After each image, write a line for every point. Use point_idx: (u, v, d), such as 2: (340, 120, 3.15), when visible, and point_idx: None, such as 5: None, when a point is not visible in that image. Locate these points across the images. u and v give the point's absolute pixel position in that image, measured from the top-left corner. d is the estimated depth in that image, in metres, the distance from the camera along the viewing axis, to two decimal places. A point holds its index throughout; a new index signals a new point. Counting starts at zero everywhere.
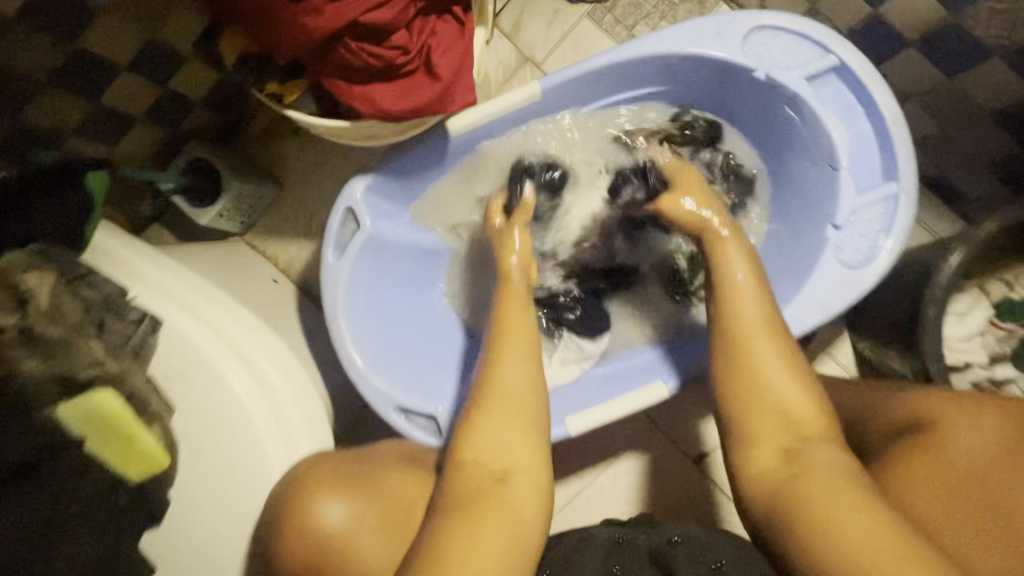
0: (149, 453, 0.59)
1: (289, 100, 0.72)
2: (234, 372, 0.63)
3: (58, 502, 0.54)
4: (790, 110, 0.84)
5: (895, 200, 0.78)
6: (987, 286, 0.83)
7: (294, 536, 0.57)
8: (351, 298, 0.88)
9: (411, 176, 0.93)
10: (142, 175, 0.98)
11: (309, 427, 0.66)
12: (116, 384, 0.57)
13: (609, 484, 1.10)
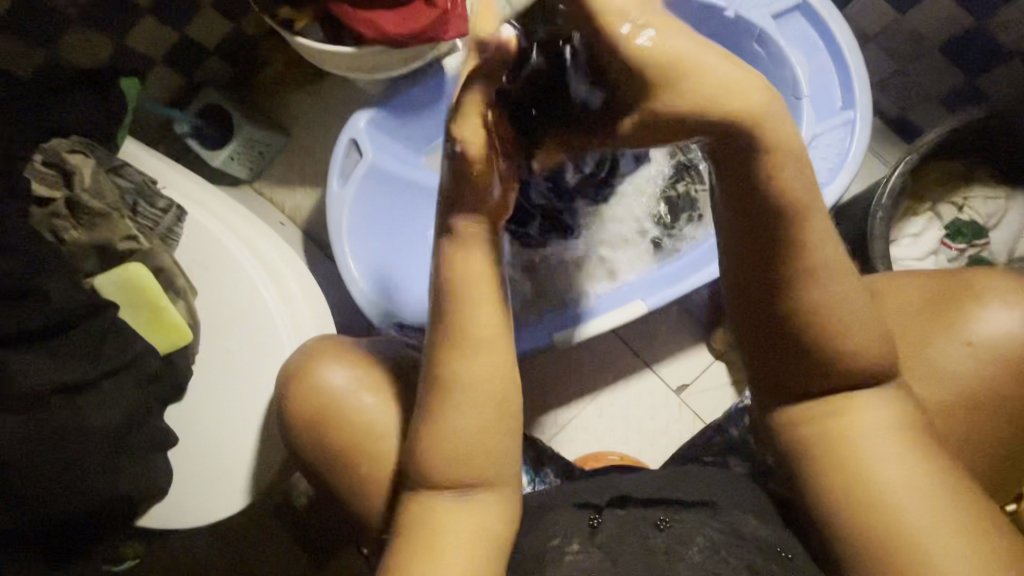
0: (175, 326, 0.66)
1: (299, 26, 0.80)
2: (250, 260, 0.70)
3: (95, 358, 0.60)
4: (757, 47, 0.91)
5: (852, 125, 0.86)
6: (939, 209, 0.90)
7: (301, 392, 0.63)
8: (353, 223, 0.95)
9: (409, 115, 1.01)
10: (161, 109, 1.08)
11: (316, 317, 0.72)
12: (148, 260, 0.65)
13: (596, 414, 1.16)
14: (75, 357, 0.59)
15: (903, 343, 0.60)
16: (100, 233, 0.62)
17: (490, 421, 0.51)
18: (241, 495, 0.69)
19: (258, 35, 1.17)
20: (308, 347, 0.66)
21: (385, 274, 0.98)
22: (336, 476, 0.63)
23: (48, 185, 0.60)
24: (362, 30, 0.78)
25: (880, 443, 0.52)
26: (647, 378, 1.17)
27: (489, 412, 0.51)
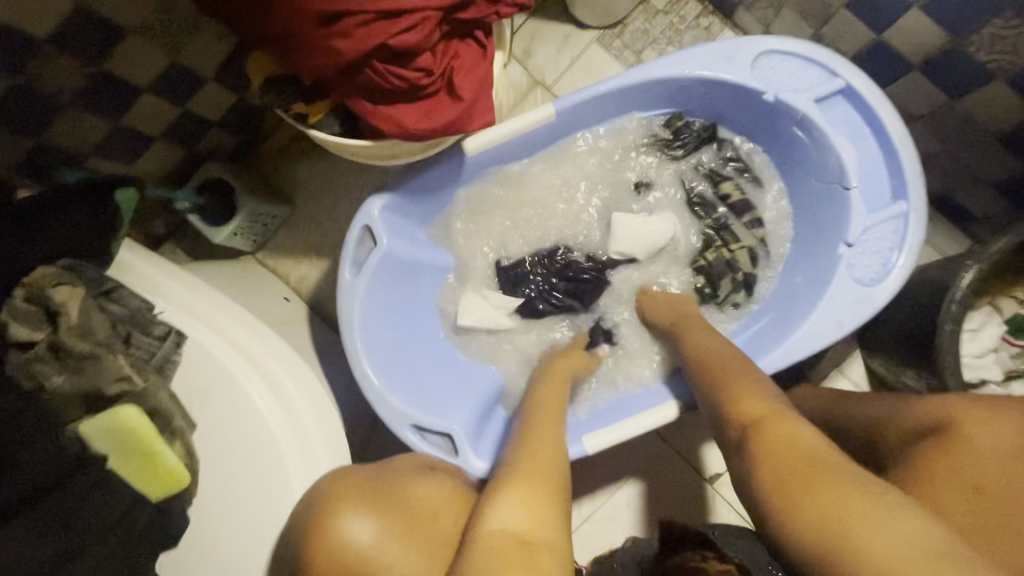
0: (171, 471, 0.57)
1: (314, 119, 0.74)
2: (256, 386, 0.63)
3: (73, 525, 0.52)
4: (799, 131, 0.86)
5: (905, 219, 0.80)
6: (1000, 303, 0.84)
7: (323, 550, 0.56)
8: (366, 314, 0.88)
9: (426, 195, 0.94)
10: (161, 192, 0.98)
11: (329, 445, 0.64)
12: (140, 401, 0.56)
13: (621, 505, 1.08)
14: (55, 526, 0.51)
15: (971, 497, 0.54)
16: (87, 377, 0.54)
17: (552, 474, 0.63)
18: None
19: (264, 105, 1.12)
20: (326, 490, 0.59)
21: (400, 366, 0.91)
22: None
23: (28, 324, 0.52)
24: (384, 127, 0.71)
25: None
26: (679, 466, 1.09)
27: (549, 468, 0.64)
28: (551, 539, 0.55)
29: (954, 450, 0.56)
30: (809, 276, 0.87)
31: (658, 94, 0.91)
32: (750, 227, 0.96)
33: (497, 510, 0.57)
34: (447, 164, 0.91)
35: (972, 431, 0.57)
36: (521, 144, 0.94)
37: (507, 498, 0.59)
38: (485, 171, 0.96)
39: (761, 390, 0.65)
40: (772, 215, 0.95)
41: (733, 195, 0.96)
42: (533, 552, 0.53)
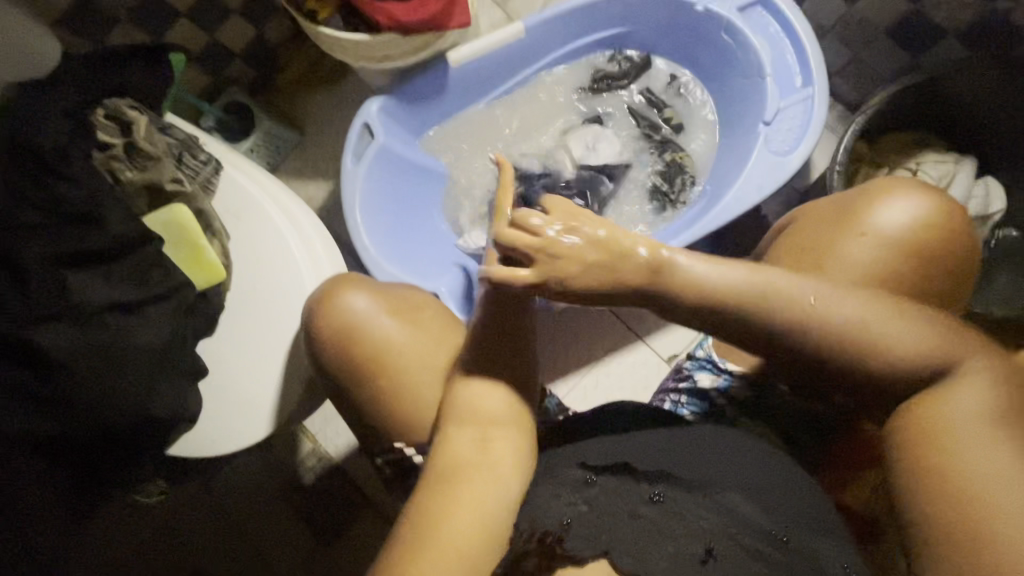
0: (210, 264, 0.74)
1: (321, 16, 0.92)
2: (277, 210, 0.79)
3: (139, 286, 0.67)
4: (726, 36, 1.04)
5: (811, 100, 0.96)
6: (898, 174, 0.99)
7: (328, 310, 0.70)
8: (365, 197, 1.04)
9: (416, 104, 1.11)
10: (194, 99, 1.19)
11: (334, 262, 0.80)
12: (190, 203, 0.73)
13: (592, 385, 1.23)
14: (126, 280, 0.66)
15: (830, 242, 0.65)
16: (151, 174, 0.70)
17: (511, 368, 0.63)
18: (267, 424, 0.76)
19: (278, 42, 1.29)
20: (332, 280, 0.73)
21: (393, 246, 1.06)
22: (361, 391, 0.70)
23: (110, 134, 0.69)
24: (381, 19, 0.89)
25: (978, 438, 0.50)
26: (640, 350, 1.24)
27: (505, 363, 0.63)
28: (504, 425, 0.62)
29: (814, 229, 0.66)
30: (737, 158, 1.03)
31: (611, 14, 1.10)
32: (688, 143, 1.12)
33: (464, 429, 0.62)
34: (434, 73, 1.08)
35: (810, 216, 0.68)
36: (497, 59, 1.11)
37: (470, 402, 0.62)
38: (466, 84, 1.13)
39: (746, 286, 0.55)
40: (703, 127, 1.12)
41: (674, 117, 1.13)
42: (488, 433, 0.61)
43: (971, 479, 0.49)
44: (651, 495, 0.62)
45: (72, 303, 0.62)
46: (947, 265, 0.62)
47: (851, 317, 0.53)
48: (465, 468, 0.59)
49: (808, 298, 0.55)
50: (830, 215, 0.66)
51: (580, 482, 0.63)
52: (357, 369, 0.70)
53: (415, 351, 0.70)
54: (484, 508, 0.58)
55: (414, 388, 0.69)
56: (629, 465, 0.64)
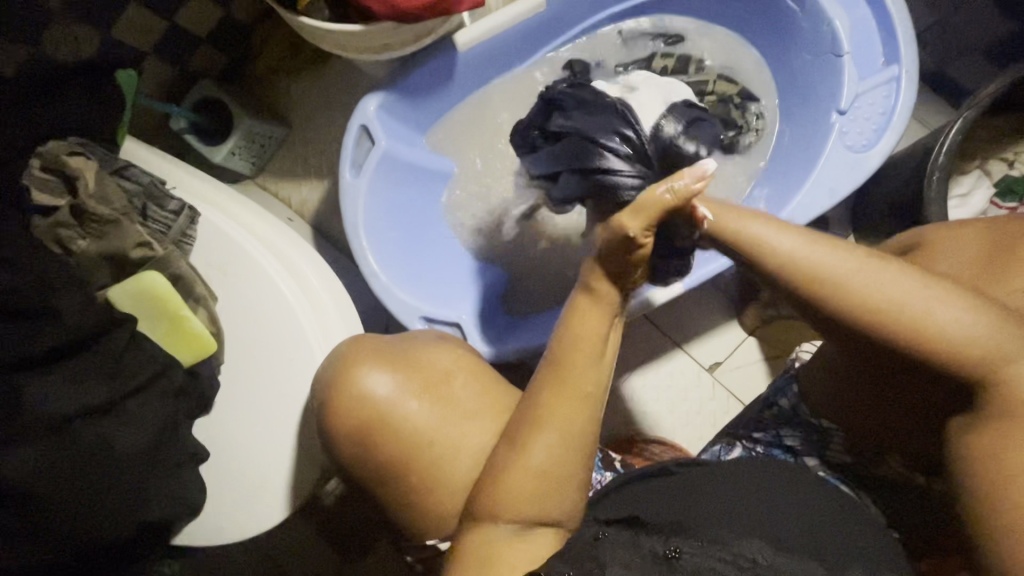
0: (198, 336, 0.61)
1: (302, 6, 0.75)
2: (268, 261, 0.66)
3: (114, 382, 0.55)
4: (793, 3, 0.87)
5: (897, 82, 0.79)
6: (989, 167, 0.85)
7: (344, 403, 0.57)
8: (368, 214, 0.89)
9: (417, 97, 0.94)
10: (158, 102, 1.00)
11: (343, 315, 0.67)
12: (163, 267, 0.60)
13: (627, 399, 1.13)
14: (98, 376, 0.54)
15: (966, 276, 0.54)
16: (110, 240, 0.57)
17: (564, 466, 0.53)
18: (281, 509, 0.66)
19: (251, 20, 1.09)
20: (337, 356, 0.60)
21: (403, 268, 0.92)
22: (383, 484, 0.59)
23: (51, 191, 0.56)
24: (374, 6, 0.72)
25: None
26: (679, 357, 1.14)
27: (562, 458, 0.53)
28: (551, 504, 0.54)
29: (927, 254, 0.57)
30: (801, 153, 0.88)
31: None
32: (706, 71, 0.97)
33: (516, 499, 0.53)
34: (440, 59, 0.91)
35: (944, 242, 0.57)
36: (510, 37, 0.94)
37: (513, 499, 0.53)
38: (478, 68, 0.96)
39: (800, 262, 0.49)
40: (717, 62, 0.97)
41: (671, 63, 0.97)
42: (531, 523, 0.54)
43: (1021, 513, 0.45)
44: (666, 552, 0.50)
45: (32, 417, 0.51)
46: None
47: (924, 307, 0.47)
48: (498, 547, 0.52)
49: (902, 299, 0.47)
50: (982, 249, 0.55)
51: (587, 540, 0.53)
52: (383, 463, 0.58)
53: (450, 443, 0.58)
54: (522, 558, 0.51)
55: (453, 478, 0.58)
56: (638, 518, 0.55)
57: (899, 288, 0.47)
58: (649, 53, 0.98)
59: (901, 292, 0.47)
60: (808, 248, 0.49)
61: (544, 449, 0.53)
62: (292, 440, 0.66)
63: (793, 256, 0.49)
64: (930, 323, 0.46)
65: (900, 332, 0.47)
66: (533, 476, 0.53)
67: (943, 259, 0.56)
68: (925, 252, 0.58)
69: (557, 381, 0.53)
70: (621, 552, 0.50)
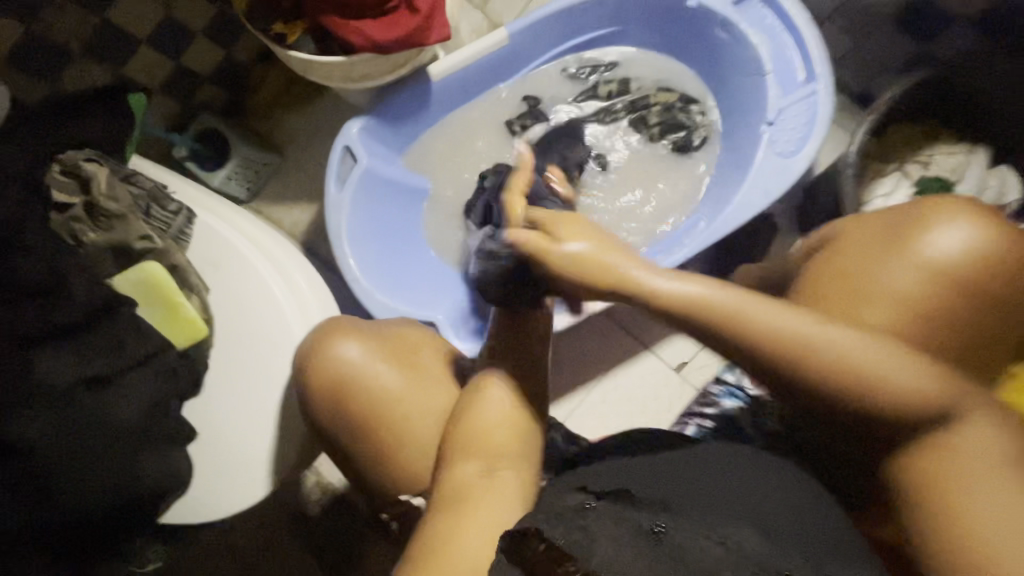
0: (190, 320, 0.69)
1: (291, 41, 0.87)
2: (255, 255, 0.74)
3: (114, 358, 0.62)
4: (722, 33, 0.98)
5: (815, 95, 0.89)
6: (908, 169, 0.95)
7: (323, 361, 0.65)
8: (351, 224, 0.98)
9: (396, 122, 1.05)
10: (163, 133, 1.12)
11: (322, 303, 0.75)
12: (162, 258, 0.68)
13: (600, 400, 1.19)
14: (99, 354, 0.61)
15: (871, 269, 0.58)
16: (117, 233, 0.66)
17: (515, 420, 0.59)
18: (264, 483, 0.71)
19: (248, 61, 1.22)
20: (322, 326, 0.68)
21: (384, 275, 1.01)
22: (355, 451, 0.65)
23: (68, 192, 0.64)
24: (353, 40, 0.84)
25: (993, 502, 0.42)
26: (648, 359, 1.20)
27: (513, 413, 0.60)
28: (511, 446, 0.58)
29: (836, 251, 0.61)
30: (739, 161, 0.99)
31: (593, 15, 1.05)
32: (646, 88, 1.09)
33: (482, 439, 0.58)
34: (415, 88, 1.02)
35: (848, 237, 0.62)
36: (475, 69, 1.06)
37: (477, 434, 0.58)
38: (449, 97, 1.08)
39: (718, 316, 0.48)
40: (655, 79, 1.09)
41: (615, 88, 1.09)
42: (495, 467, 0.57)
43: (991, 539, 0.42)
44: (652, 526, 0.49)
45: (41, 383, 0.58)
46: (1012, 298, 0.55)
47: (855, 356, 0.46)
48: (468, 492, 0.55)
49: (838, 354, 0.46)
50: (878, 234, 0.59)
51: (575, 508, 0.52)
52: (357, 422, 0.65)
53: (413, 405, 0.64)
54: (490, 501, 0.54)
55: (418, 442, 0.64)
56: (626, 492, 0.53)
57: (831, 339, 0.47)
58: (595, 83, 1.10)
59: (831, 342, 0.46)
60: (747, 303, 0.48)
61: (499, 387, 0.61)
62: (275, 419, 0.72)
63: (716, 310, 0.49)
64: (875, 379, 0.45)
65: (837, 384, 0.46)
66: (495, 415, 0.59)
67: (848, 249, 0.61)
68: (836, 249, 0.62)
69: (502, 331, 0.65)
70: (609, 528, 0.49)
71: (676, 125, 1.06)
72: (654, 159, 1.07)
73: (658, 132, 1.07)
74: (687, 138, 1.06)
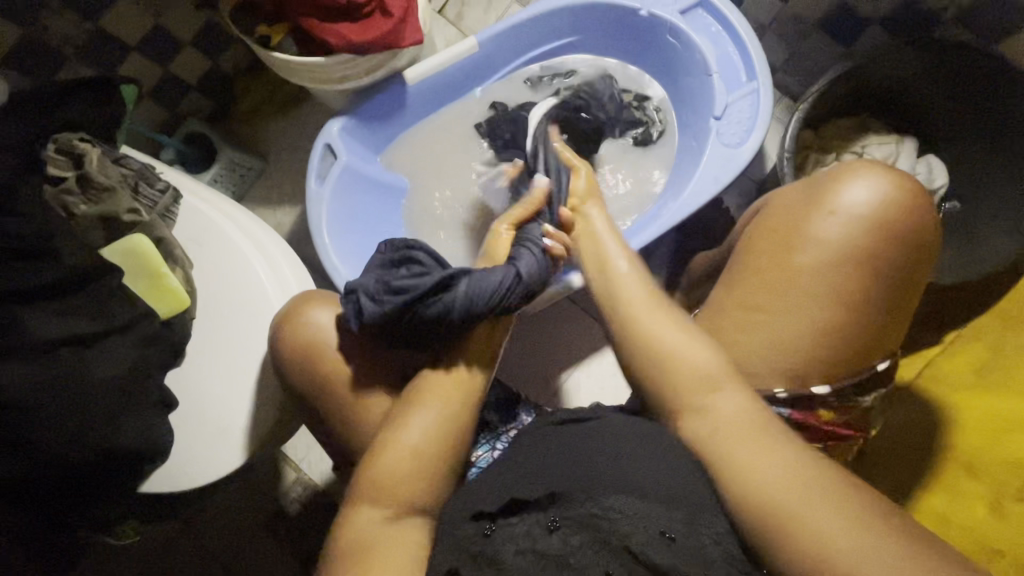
0: (173, 291, 0.73)
1: (275, 41, 0.94)
2: (237, 232, 0.79)
3: (98, 320, 0.65)
4: (672, 39, 1.08)
5: (757, 93, 0.99)
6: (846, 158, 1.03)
7: (295, 327, 0.69)
8: (331, 217, 1.04)
9: (373, 123, 1.12)
10: (152, 136, 1.17)
11: (300, 277, 0.79)
12: (148, 232, 0.74)
13: (573, 390, 1.21)
14: (83, 314, 0.64)
15: (772, 244, 0.65)
16: (104, 205, 0.70)
17: (429, 454, 0.57)
18: (242, 449, 0.74)
19: (234, 72, 1.29)
20: (299, 295, 0.72)
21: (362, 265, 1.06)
22: (331, 409, 0.69)
23: (59, 168, 0.69)
24: (330, 40, 0.91)
25: (769, 458, 0.51)
26: None
27: (425, 447, 0.57)
28: (418, 497, 0.56)
29: (760, 219, 0.68)
30: (693, 154, 1.07)
31: (556, 25, 1.14)
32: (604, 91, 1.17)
33: (388, 492, 0.56)
34: (391, 91, 1.10)
35: (772, 205, 0.68)
36: (447, 77, 1.14)
37: (387, 484, 0.56)
38: (425, 101, 1.16)
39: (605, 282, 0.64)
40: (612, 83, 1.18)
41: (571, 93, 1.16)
42: (400, 517, 0.55)
43: (768, 489, 0.50)
44: (549, 525, 0.53)
45: (25, 339, 0.60)
46: (919, 243, 0.62)
47: (668, 324, 0.59)
48: (369, 543, 0.53)
49: (642, 320, 0.60)
50: (798, 201, 0.65)
51: (476, 535, 0.54)
52: (326, 381, 0.68)
53: (384, 362, 0.69)
54: (393, 557, 0.52)
55: (386, 398, 0.67)
56: (517, 499, 0.55)
57: (645, 305, 0.60)
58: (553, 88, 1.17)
59: (653, 318, 0.59)
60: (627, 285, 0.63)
61: (412, 442, 0.57)
62: (254, 386, 0.75)
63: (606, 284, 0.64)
64: (670, 348, 0.57)
65: (648, 349, 0.58)
66: (401, 466, 0.56)
67: (774, 216, 0.66)
68: (764, 218, 0.67)
69: (431, 376, 0.61)
70: (513, 543, 0.52)
71: (634, 122, 1.14)
72: (616, 155, 1.15)
73: (619, 130, 1.15)
74: (645, 135, 1.14)
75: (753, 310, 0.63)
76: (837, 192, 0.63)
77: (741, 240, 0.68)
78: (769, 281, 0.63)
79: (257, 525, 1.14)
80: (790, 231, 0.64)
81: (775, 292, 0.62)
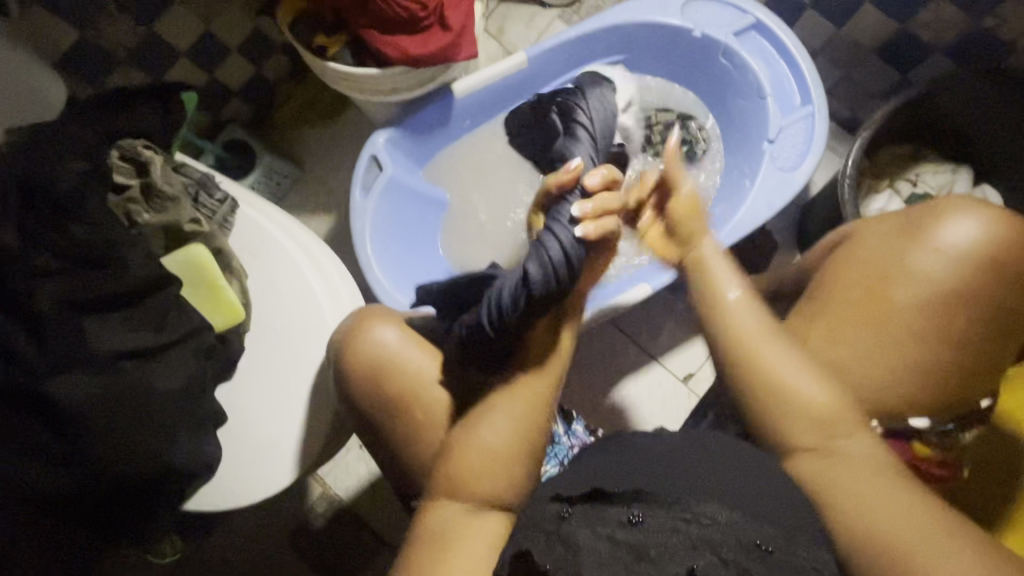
0: (229, 303, 0.71)
1: (331, 52, 0.93)
2: (291, 244, 0.77)
3: (160, 332, 0.64)
4: (724, 60, 1.07)
5: (812, 117, 0.98)
6: (899, 186, 1.02)
7: (360, 346, 0.67)
8: (374, 229, 1.02)
9: (418, 134, 1.11)
10: (194, 141, 1.16)
11: (353, 292, 0.78)
12: (208, 242, 0.72)
13: (608, 411, 1.19)
14: (145, 326, 0.63)
15: (868, 274, 0.64)
16: (168, 214, 0.70)
17: (503, 462, 0.58)
18: (293, 467, 0.72)
19: (275, 79, 1.28)
20: (357, 313, 0.71)
21: (403, 279, 1.04)
22: (392, 429, 0.67)
23: (124, 176, 0.69)
24: (389, 52, 0.90)
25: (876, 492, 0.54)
26: (655, 370, 1.21)
27: (505, 456, 0.59)
28: (498, 496, 0.58)
29: (847, 247, 0.68)
30: (743, 177, 1.05)
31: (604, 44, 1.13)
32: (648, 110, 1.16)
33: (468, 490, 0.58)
34: (438, 103, 1.09)
35: (861, 235, 0.68)
36: (493, 92, 1.13)
37: (468, 481, 0.58)
38: (469, 114, 1.14)
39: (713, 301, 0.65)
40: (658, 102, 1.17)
41: None
42: (480, 510, 0.57)
43: (878, 520, 0.52)
44: (629, 518, 0.53)
45: (92, 350, 0.59)
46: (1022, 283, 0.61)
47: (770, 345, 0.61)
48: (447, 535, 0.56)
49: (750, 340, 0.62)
50: (893, 233, 0.65)
51: (553, 518, 0.55)
52: (389, 400, 0.66)
53: (447, 384, 0.67)
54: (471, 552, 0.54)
55: (450, 421, 0.65)
56: (599, 490, 0.56)
57: (752, 321, 0.62)
58: None
59: (758, 335, 0.62)
60: (741, 315, 0.63)
61: (497, 443, 0.59)
62: (306, 404, 0.73)
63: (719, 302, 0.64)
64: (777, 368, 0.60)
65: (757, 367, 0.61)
66: (482, 465, 0.58)
67: (864, 245, 0.67)
68: (851, 246, 0.68)
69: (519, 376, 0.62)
70: (585, 529, 0.52)
71: (681, 142, 1.13)
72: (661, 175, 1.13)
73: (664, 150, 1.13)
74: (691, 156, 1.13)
75: (842, 340, 0.63)
76: (936, 229, 0.63)
77: (829, 267, 0.68)
78: (863, 309, 0.63)
79: (281, 541, 1.11)
80: (894, 262, 0.63)
81: (872, 327, 0.62)
